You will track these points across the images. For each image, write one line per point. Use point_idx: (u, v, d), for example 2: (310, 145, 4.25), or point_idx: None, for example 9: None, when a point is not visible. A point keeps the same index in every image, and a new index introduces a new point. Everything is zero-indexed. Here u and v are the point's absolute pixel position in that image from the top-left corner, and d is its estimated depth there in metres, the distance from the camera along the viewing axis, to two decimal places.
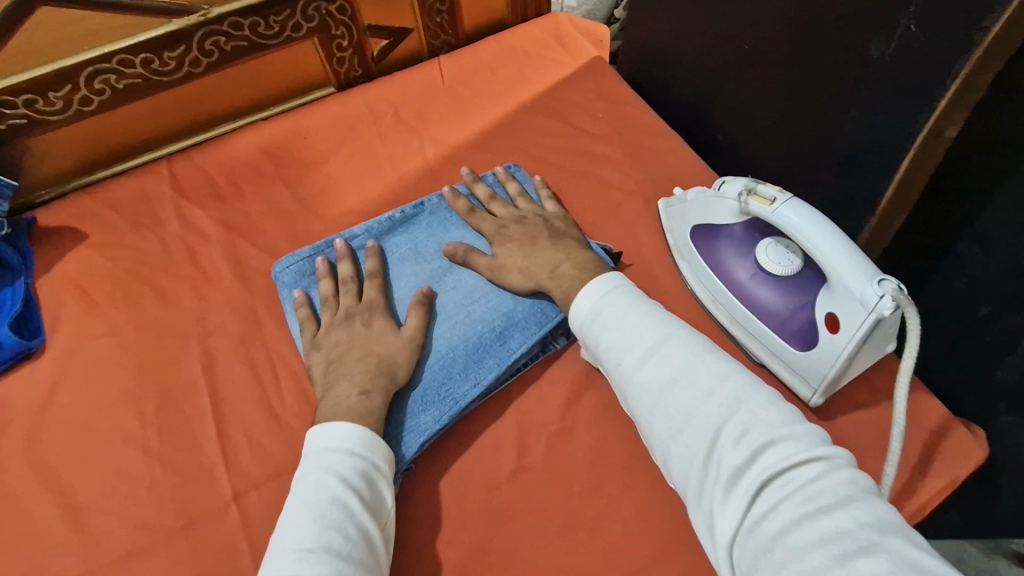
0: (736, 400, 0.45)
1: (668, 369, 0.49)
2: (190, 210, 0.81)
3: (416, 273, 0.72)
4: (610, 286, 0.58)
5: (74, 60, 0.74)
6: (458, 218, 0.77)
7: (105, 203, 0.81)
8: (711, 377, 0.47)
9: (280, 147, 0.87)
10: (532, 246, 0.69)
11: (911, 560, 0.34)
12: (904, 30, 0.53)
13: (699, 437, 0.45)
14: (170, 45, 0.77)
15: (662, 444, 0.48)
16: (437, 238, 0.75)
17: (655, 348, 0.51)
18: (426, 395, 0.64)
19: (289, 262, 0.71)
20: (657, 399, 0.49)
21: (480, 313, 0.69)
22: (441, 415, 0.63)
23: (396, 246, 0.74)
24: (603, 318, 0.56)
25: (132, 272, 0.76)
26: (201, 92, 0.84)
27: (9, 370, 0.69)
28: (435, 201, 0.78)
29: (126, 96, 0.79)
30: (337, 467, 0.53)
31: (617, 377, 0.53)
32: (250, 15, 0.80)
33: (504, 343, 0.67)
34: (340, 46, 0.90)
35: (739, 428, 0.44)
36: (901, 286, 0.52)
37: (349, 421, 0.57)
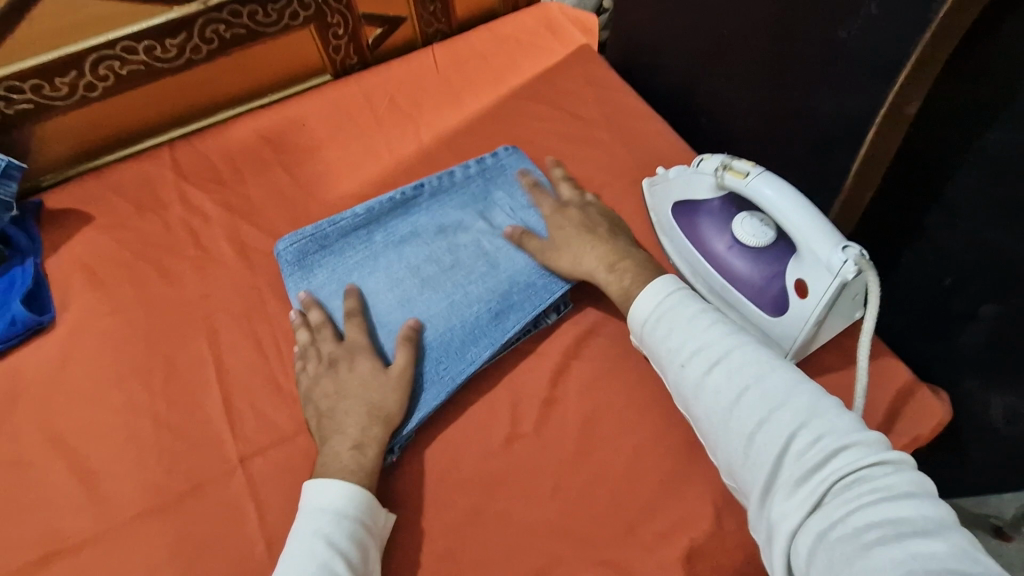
0: (809, 407, 0.48)
1: (737, 375, 0.51)
2: (192, 194, 0.84)
3: (415, 254, 0.76)
4: (673, 290, 0.59)
5: (80, 46, 0.76)
6: (455, 202, 0.80)
7: (110, 187, 0.84)
8: (781, 386, 0.50)
9: (278, 133, 0.90)
10: (593, 235, 0.71)
11: (966, 549, 0.38)
12: (866, 12, 0.57)
13: (767, 443, 0.48)
14: (172, 32, 0.80)
15: (725, 448, 0.51)
16: (437, 220, 0.78)
17: (724, 353, 0.53)
18: (424, 373, 0.67)
19: (291, 241, 0.74)
20: (726, 403, 0.51)
21: (477, 291, 0.73)
22: (438, 390, 0.66)
23: (394, 229, 0.77)
24: (668, 321, 0.57)
25: (138, 252, 0.79)
26: (202, 79, 0.87)
27: (21, 345, 0.72)
28: (435, 181, 0.80)
29: (129, 82, 0.82)
30: (331, 538, 0.54)
31: (680, 381, 0.55)
32: (250, 4, 0.83)
33: (499, 323, 0.71)
34: (337, 34, 0.92)
35: (808, 435, 0.47)
36: (864, 252, 0.56)
37: (342, 482, 0.57)
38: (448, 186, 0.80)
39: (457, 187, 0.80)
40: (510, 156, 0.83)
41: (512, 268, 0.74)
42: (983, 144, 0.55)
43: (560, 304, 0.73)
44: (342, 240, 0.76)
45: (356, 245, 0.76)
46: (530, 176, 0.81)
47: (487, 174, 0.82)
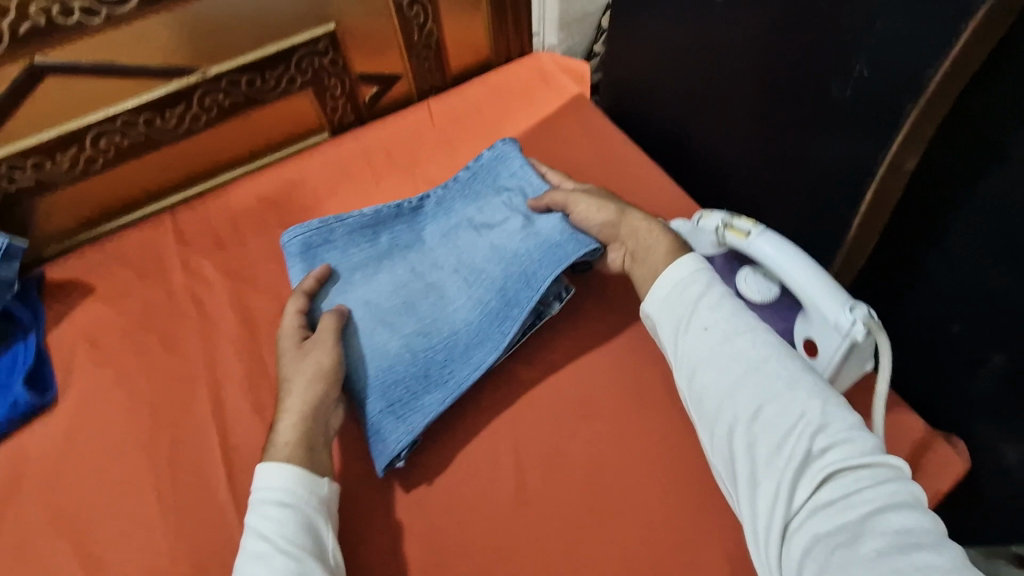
0: (821, 398, 0.52)
1: (752, 355, 0.55)
2: (194, 260, 0.84)
3: (420, 260, 0.77)
4: (697, 271, 0.61)
5: (81, 122, 0.76)
6: (459, 207, 0.81)
7: (114, 257, 0.85)
8: (794, 374, 0.53)
9: (279, 195, 0.91)
10: (614, 203, 0.72)
11: (955, 555, 0.43)
12: (858, 74, 0.57)
13: (779, 418, 0.51)
14: (171, 104, 0.80)
15: (731, 416, 0.53)
16: (441, 227, 0.79)
17: (744, 330, 0.57)
18: (432, 378, 0.68)
19: (296, 233, 0.76)
20: (739, 374, 0.54)
21: (477, 294, 0.72)
22: (444, 397, 0.66)
23: (399, 235, 0.79)
24: (692, 294, 0.60)
25: (141, 323, 0.79)
26: (202, 145, 0.88)
27: (23, 425, 0.71)
28: (439, 192, 0.82)
29: (130, 154, 0.82)
30: (278, 523, 0.55)
31: (694, 346, 0.58)
32: (247, 73, 0.82)
33: (500, 325, 0.69)
34: (334, 95, 0.93)
35: (820, 426, 0.50)
36: (872, 311, 0.55)
37: (280, 470, 0.58)
38: (450, 194, 0.82)
39: (458, 194, 0.82)
40: (496, 154, 0.82)
41: (510, 265, 0.72)
42: (983, 194, 0.55)
43: (560, 292, 0.71)
44: (346, 237, 0.77)
45: (360, 244, 0.77)
46: (520, 164, 0.81)
47: (477, 176, 0.82)
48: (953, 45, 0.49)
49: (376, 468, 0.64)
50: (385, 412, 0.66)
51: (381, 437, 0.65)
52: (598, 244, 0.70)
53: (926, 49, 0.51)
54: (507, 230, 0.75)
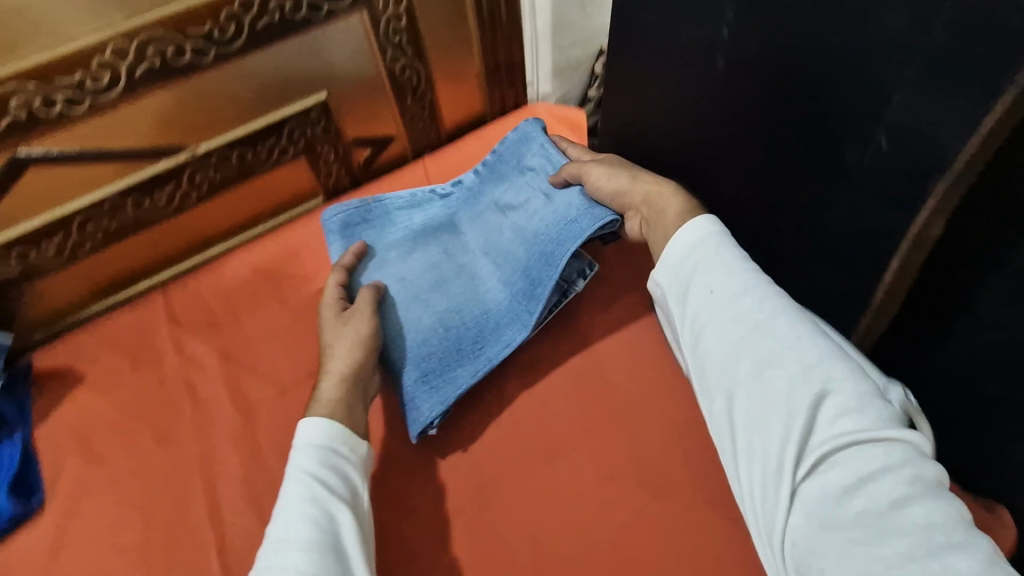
0: (835, 372, 0.52)
1: (761, 323, 0.56)
2: (187, 343, 0.81)
3: (451, 242, 0.84)
4: (711, 237, 0.63)
5: (67, 209, 0.74)
6: (487, 190, 0.87)
7: (103, 342, 0.81)
8: (804, 343, 0.54)
9: (273, 266, 0.88)
10: (628, 171, 0.74)
11: (976, 553, 0.43)
12: (877, 145, 0.54)
13: (781, 386, 0.53)
14: (160, 184, 0.78)
15: (732, 377, 0.56)
16: (471, 212, 0.86)
17: (749, 294, 0.58)
18: (464, 355, 0.75)
19: (337, 212, 0.85)
20: (741, 340, 0.56)
21: (503, 277, 0.79)
22: (475, 370, 0.73)
23: (429, 214, 0.88)
24: (696, 259, 0.63)
25: (134, 415, 0.76)
26: (194, 220, 0.85)
27: (8, 536, 0.68)
28: (470, 178, 0.89)
29: (120, 235, 0.80)
30: (312, 469, 0.61)
31: (700, 310, 0.60)
32: (238, 147, 0.80)
33: (528, 305, 0.75)
34: (328, 160, 0.91)
35: (834, 403, 0.51)
36: (908, 394, 0.57)
37: (319, 419, 0.65)
38: (478, 182, 0.89)
39: (485, 180, 0.88)
40: (519, 135, 0.87)
41: (532, 247, 0.78)
42: (1015, 258, 0.52)
43: (581, 270, 0.77)
44: (384, 216, 0.87)
45: (396, 225, 0.86)
46: (542, 143, 0.85)
47: (502, 158, 0.87)
48: (981, 130, 0.46)
49: (410, 434, 0.70)
50: (421, 381, 0.73)
51: (415, 405, 0.71)
52: (615, 216, 0.74)
53: (949, 123, 0.48)
54: (528, 212, 0.81)
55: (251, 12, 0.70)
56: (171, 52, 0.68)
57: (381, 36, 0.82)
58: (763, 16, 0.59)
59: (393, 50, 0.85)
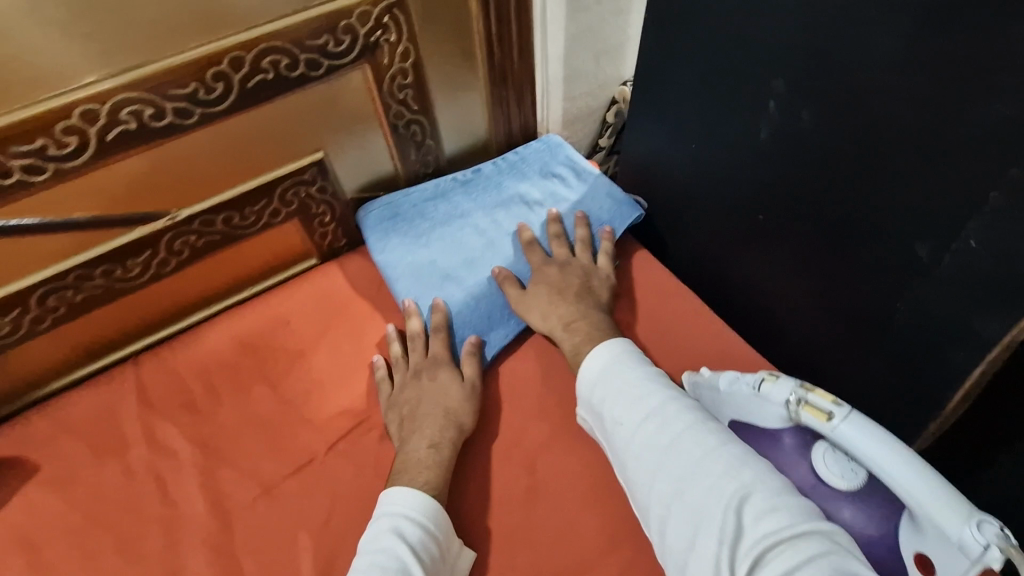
0: (739, 466, 0.50)
1: (666, 429, 0.55)
2: (158, 427, 0.72)
3: (477, 225, 0.85)
4: (622, 356, 0.64)
5: (26, 282, 0.65)
6: (508, 182, 0.89)
7: (60, 426, 0.72)
8: (708, 442, 0.53)
9: (259, 337, 0.79)
10: (562, 299, 0.74)
11: None
12: (963, 243, 0.49)
13: (697, 488, 0.50)
14: (134, 252, 0.70)
15: (653, 495, 0.52)
16: (492, 200, 0.87)
17: (657, 410, 0.57)
18: (495, 315, 0.78)
19: (371, 208, 0.84)
20: (655, 458, 0.54)
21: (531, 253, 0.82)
22: (507, 332, 0.77)
23: (455, 203, 0.87)
24: (607, 378, 0.62)
25: (91, 514, 0.66)
26: (171, 287, 0.77)
27: None
28: (490, 167, 0.90)
29: (88, 307, 0.71)
30: (404, 533, 0.57)
31: (615, 436, 0.59)
32: (224, 211, 0.73)
33: None
34: (323, 222, 0.83)
35: (744, 495, 0.48)
36: (1005, 529, 0.44)
37: (424, 493, 0.60)
38: (502, 171, 0.90)
39: (505, 172, 0.90)
40: (544, 145, 0.92)
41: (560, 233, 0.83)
42: None
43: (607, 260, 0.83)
44: (413, 209, 0.85)
45: (424, 214, 0.85)
46: (566, 154, 0.91)
47: (524, 160, 0.91)
48: None
49: None
50: (456, 344, 0.76)
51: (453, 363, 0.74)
52: (639, 211, 0.83)
53: None
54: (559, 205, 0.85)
55: (241, 70, 0.63)
56: (148, 114, 0.60)
57: (386, 91, 0.75)
58: (820, 93, 0.53)
59: (397, 106, 0.78)
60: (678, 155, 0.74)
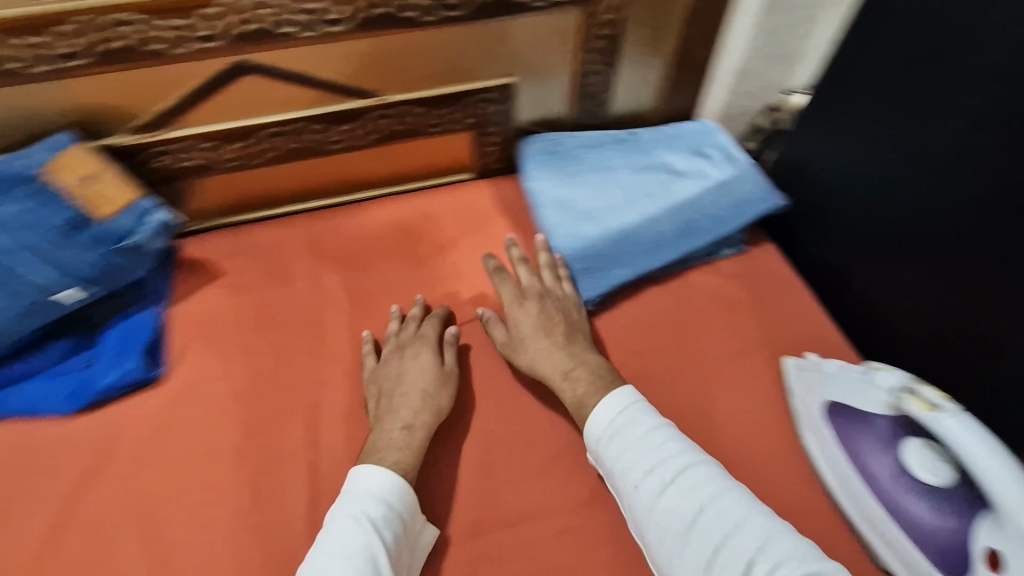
0: (764, 532, 0.55)
1: (690, 496, 0.58)
2: (320, 270, 0.85)
3: (622, 181, 0.92)
4: (627, 407, 0.66)
5: (262, 120, 0.78)
6: (660, 151, 0.95)
7: (245, 247, 0.86)
8: (735, 507, 0.57)
9: (412, 224, 0.90)
10: (549, 336, 0.75)
11: None
12: None
13: (726, 558, 0.54)
14: (344, 121, 0.82)
15: (681, 562, 0.56)
16: (642, 162, 0.94)
17: (679, 474, 0.60)
18: (623, 257, 0.84)
19: (535, 141, 0.93)
20: (681, 528, 0.57)
21: (668, 214, 0.88)
22: (631, 272, 0.83)
23: (608, 156, 0.94)
24: (618, 434, 0.65)
25: (257, 321, 0.80)
26: (357, 161, 0.89)
27: (124, 397, 0.72)
28: (646, 134, 0.97)
29: (293, 157, 0.84)
30: (370, 514, 0.60)
31: (631, 498, 0.61)
32: (421, 106, 0.84)
33: (686, 239, 0.85)
34: (491, 141, 0.93)
35: (773, 562, 0.53)
36: None
37: (391, 474, 0.63)
38: (656, 140, 0.97)
39: (659, 142, 0.96)
40: (701, 127, 0.98)
41: (700, 206, 0.88)
42: None
43: (734, 241, 0.89)
44: (569, 151, 0.94)
45: (578, 159, 0.93)
46: (721, 139, 0.96)
47: (680, 135, 0.97)
48: None
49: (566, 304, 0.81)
50: (584, 272, 0.83)
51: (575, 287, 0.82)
52: (782, 201, 0.88)
53: None
54: (704, 181, 0.91)
55: None
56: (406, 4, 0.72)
57: (587, 36, 0.84)
58: None
59: (591, 53, 0.86)
60: (855, 155, 0.78)
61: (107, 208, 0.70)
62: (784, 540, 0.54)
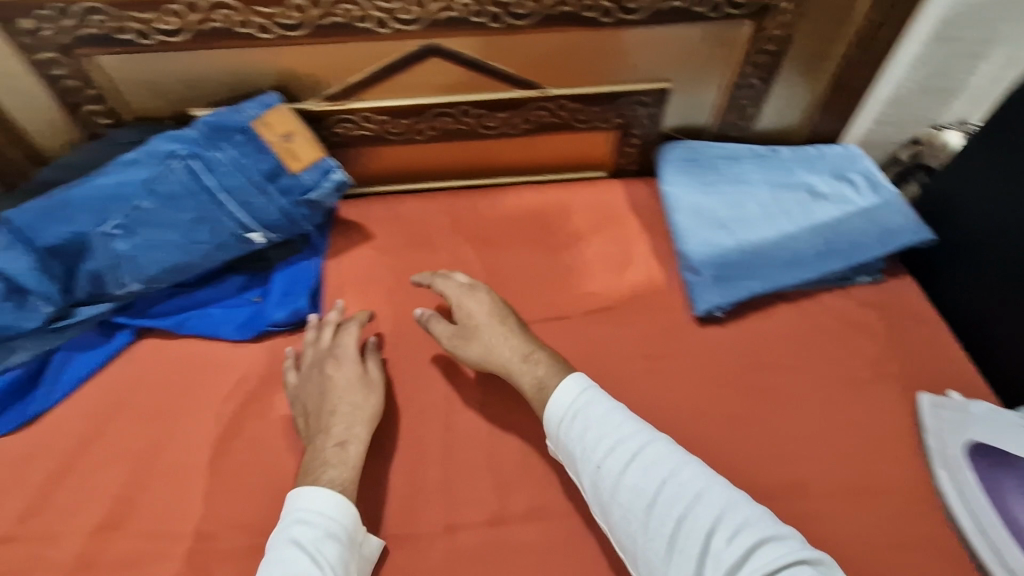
0: (723, 501, 0.58)
1: (651, 472, 0.61)
2: (460, 245, 0.91)
3: (759, 196, 0.92)
4: (584, 392, 0.68)
5: (434, 100, 0.85)
6: (800, 171, 0.94)
7: (394, 214, 0.93)
8: (695, 478, 0.60)
9: (547, 213, 0.94)
10: (502, 329, 0.75)
11: None
12: None
13: (685, 525, 0.57)
14: (504, 108, 0.88)
15: (643, 533, 0.59)
16: (781, 180, 0.94)
17: (639, 451, 0.63)
18: (757, 271, 0.85)
19: (676, 147, 0.95)
20: (643, 502, 0.60)
21: (805, 235, 0.88)
22: (765, 285, 0.84)
23: (747, 170, 0.95)
24: (578, 415, 0.66)
25: (402, 284, 0.86)
26: (504, 147, 0.94)
27: (288, 333, 0.80)
28: (787, 153, 0.97)
29: (451, 137, 0.91)
30: (303, 538, 0.60)
31: (595, 482, 0.63)
32: (577, 102, 0.88)
33: (823, 261, 0.85)
34: (631, 143, 0.96)
35: (732, 528, 0.56)
36: None
37: (323, 492, 0.63)
38: (798, 160, 0.96)
39: (800, 163, 0.96)
40: (846, 152, 0.96)
41: (839, 230, 0.88)
42: None
43: (872, 270, 0.88)
44: (709, 160, 0.95)
45: (717, 169, 0.94)
46: (867, 166, 0.94)
47: (823, 157, 0.96)
48: None
49: (697, 308, 0.83)
50: (715, 279, 0.84)
51: (706, 292, 0.83)
52: (932, 237, 0.86)
53: None
54: (845, 207, 0.90)
55: None
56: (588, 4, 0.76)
57: (752, 49, 0.85)
58: None
59: (750, 67, 0.87)
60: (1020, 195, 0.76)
61: (296, 162, 0.78)
62: (743, 506, 0.58)
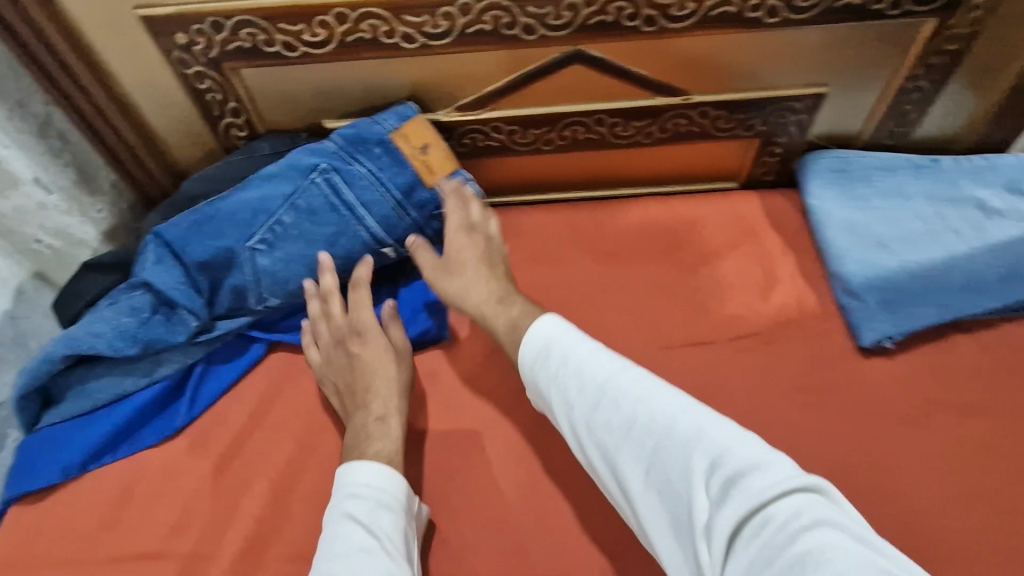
0: (694, 429, 0.54)
1: (619, 407, 0.59)
2: (587, 261, 0.86)
3: (919, 211, 0.82)
4: (553, 330, 0.66)
5: (568, 108, 0.81)
6: (968, 184, 0.82)
7: (517, 227, 0.89)
8: (667, 408, 0.57)
9: (678, 226, 0.88)
10: (489, 272, 0.74)
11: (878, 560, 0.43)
12: None
13: (659, 455, 0.55)
14: (642, 117, 0.82)
15: (623, 471, 0.57)
16: (948, 194, 0.82)
17: (608, 386, 0.60)
18: (930, 297, 0.77)
19: (823, 157, 0.86)
20: (614, 437, 0.58)
21: (983, 258, 0.78)
22: (941, 313, 0.76)
23: (904, 183, 0.83)
24: (549, 352, 0.65)
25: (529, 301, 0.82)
26: (634, 157, 0.89)
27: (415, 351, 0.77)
28: (951, 162, 0.83)
29: (581, 146, 0.86)
30: (357, 511, 0.61)
31: (575, 426, 0.61)
32: (721, 109, 0.82)
33: (1006, 286, 0.77)
34: (772, 152, 0.89)
35: (705, 455, 0.52)
36: None
37: (364, 463, 0.64)
38: (968, 171, 0.82)
39: (970, 174, 0.82)
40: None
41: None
42: None
43: None
44: (861, 171, 0.85)
45: (871, 181, 0.84)
46: None
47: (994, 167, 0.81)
48: None
49: (860, 338, 0.76)
50: (880, 305, 0.76)
51: (870, 321, 0.76)
52: None
53: None
54: None
55: None
56: (753, 4, 0.70)
57: (928, 48, 0.76)
58: None
59: (921, 67, 0.79)
60: None
61: (432, 176, 0.75)
62: (715, 429, 0.54)
